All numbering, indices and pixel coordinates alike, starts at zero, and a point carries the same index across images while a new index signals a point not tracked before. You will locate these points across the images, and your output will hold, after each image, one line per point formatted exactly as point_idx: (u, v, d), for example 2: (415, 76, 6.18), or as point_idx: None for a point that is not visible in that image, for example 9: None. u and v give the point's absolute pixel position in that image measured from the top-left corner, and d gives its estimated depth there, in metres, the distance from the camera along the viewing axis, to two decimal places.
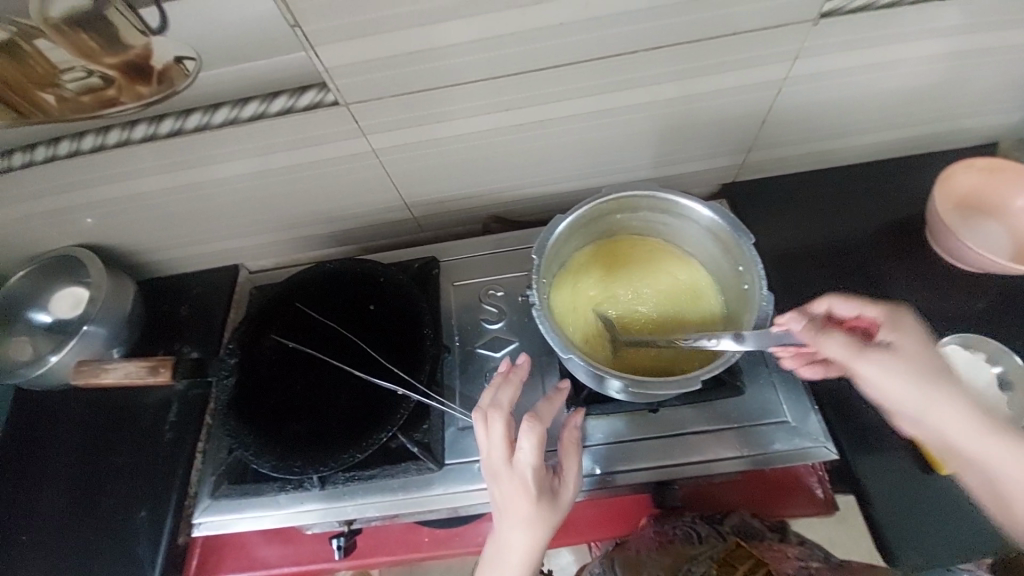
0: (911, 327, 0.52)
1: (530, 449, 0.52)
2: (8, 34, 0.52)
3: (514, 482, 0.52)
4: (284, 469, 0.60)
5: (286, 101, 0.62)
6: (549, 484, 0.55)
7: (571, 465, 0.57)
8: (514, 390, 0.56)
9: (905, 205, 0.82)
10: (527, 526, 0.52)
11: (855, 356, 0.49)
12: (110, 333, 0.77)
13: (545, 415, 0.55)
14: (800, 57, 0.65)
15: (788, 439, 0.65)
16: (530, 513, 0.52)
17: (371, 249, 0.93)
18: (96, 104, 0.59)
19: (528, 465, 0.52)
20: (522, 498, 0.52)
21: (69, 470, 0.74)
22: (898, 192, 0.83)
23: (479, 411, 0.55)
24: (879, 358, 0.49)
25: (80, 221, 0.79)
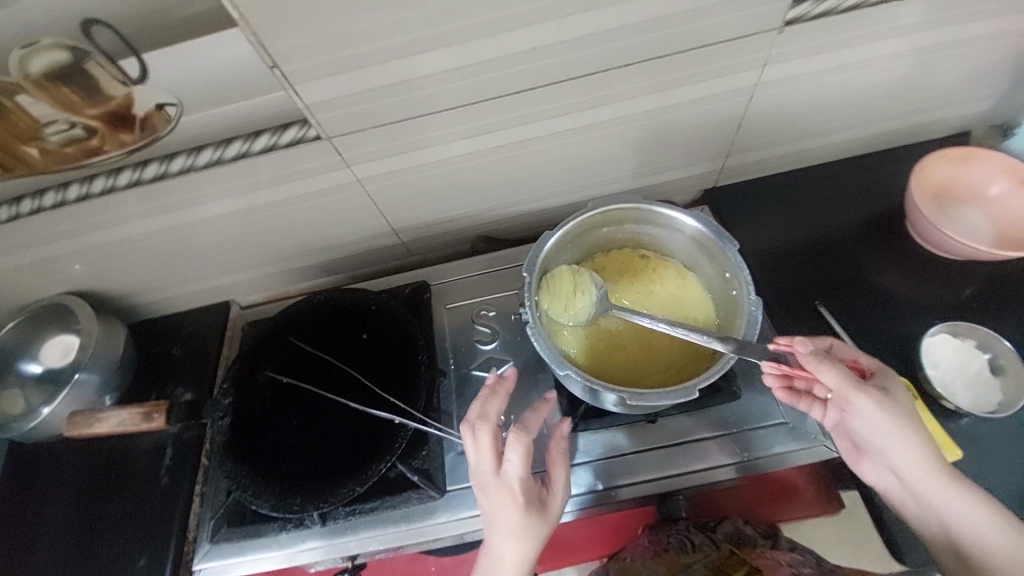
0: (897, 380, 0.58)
1: (517, 460, 0.53)
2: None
3: (502, 494, 0.53)
4: (284, 508, 0.60)
5: (268, 139, 0.63)
6: (537, 494, 0.55)
7: (560, 475, 0.57)
8: (502, 402, 0.56)
9: (884, 199, 0.83)
10: (516, 537, 0.53)
11: (845, 386, 0.54)
12: (103, 379, 0.77)
13: (530, 426, 0.56)
14: (768, 64, 0.67)
15: (788, 441, 0.65)
16: (519, 524, 0.52)
17: (361, 277, 0.93)
18: (80, 154, 0.60)
19: (516, 475, 0.53)
20: (510, 508, 0.53)
21: (64, 523, 0.73)
22: (875, 187, 0.84)
23: (465, 424, 0.55)
24: (872, 397, 0.55)
25: (68, 269, 0.79)
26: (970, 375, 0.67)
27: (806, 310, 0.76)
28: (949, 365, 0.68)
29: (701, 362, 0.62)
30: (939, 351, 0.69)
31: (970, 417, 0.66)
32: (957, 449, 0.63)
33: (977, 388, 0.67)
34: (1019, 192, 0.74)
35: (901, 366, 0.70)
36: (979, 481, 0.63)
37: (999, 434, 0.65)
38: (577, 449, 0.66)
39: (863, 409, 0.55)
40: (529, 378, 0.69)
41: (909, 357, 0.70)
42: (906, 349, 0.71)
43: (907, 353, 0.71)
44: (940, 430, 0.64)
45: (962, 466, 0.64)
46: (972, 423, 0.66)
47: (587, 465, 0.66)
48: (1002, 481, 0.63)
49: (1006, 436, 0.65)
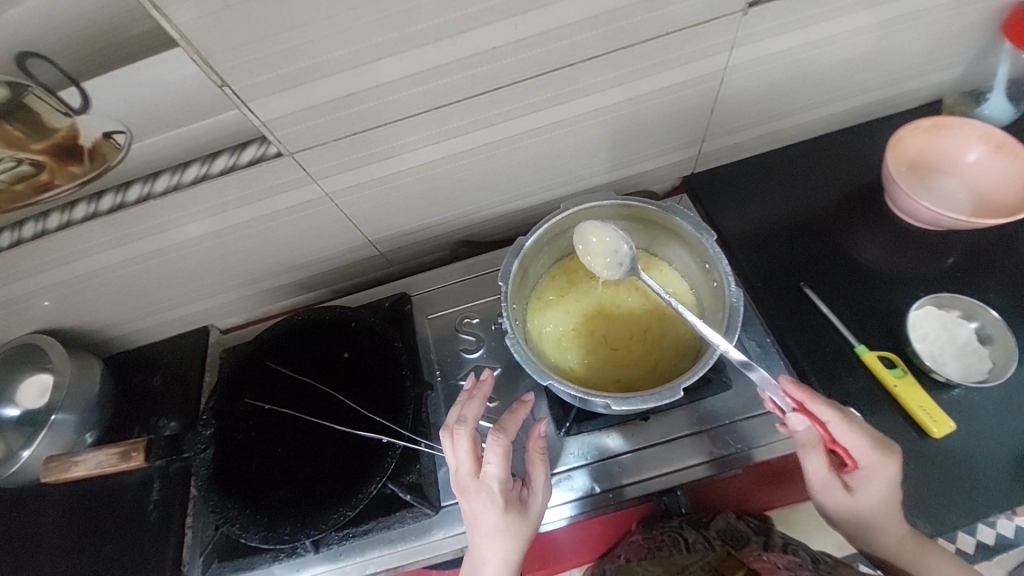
0: (884, 483, 0.55)
1: (496, 464, 0.52)
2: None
3: (478, 502, 0.52)
4: (274, 539, 0.58)
5: (227, 160, 0.60)
6: (518, 494, 0.55)
7: (540, 475, 0.57)
8: (480, 405, 0.54)
9: (861, 174, 0.83)
10: (498, 537, 0.53)
11: (811, 474, 0.57)
12: (81, 418, 0.75)
13: (510, 427, 0.54)
14: (734, 47, 0.66)
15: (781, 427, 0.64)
16: (500, 525, 0.52)
17: (342, 290, 0.92)
18: (31, 191, 0.57)
19: (494, 479, 0.52)
20: (489, 511, 0.52)
21: (51, 569, 0.70)
22: (853, 162, 0.84)
23: (444, 429, 0.53)
24: (835, 488, 0.57)
25: (35, 308, 0.76)
26: (957, 346, 0.67)
27: (792, 293, 0.75)
28: (936, 337, 0.68)
29: (682, 358, 0.61)
30: (926, 325, 0.68)
31: (960, 388, 0.66)
32: (949, 421, 0.63)
33: (965, 358, 0.67)
34: (995, 158, 0.74)
35: (889, 342, 0.70)
36: (974, 451, 0.63)
37: (990, 403, 0.65)
38: (573, 452, 0.66)
39: (822, 492, 0.58)
40: (519, 384, 0.68)
41: (897, 332, 0.70)
42: (893, 324, 0.71)
43: (894, 328, 0.71)
44: (931, 403, 0.65)
45: (955, 437, 0.64)
46: (963, 394, 0.66)
47: (583, 467, 0.65)
48: (997, 449, 0.63)
49: (999, 404, 0.65)
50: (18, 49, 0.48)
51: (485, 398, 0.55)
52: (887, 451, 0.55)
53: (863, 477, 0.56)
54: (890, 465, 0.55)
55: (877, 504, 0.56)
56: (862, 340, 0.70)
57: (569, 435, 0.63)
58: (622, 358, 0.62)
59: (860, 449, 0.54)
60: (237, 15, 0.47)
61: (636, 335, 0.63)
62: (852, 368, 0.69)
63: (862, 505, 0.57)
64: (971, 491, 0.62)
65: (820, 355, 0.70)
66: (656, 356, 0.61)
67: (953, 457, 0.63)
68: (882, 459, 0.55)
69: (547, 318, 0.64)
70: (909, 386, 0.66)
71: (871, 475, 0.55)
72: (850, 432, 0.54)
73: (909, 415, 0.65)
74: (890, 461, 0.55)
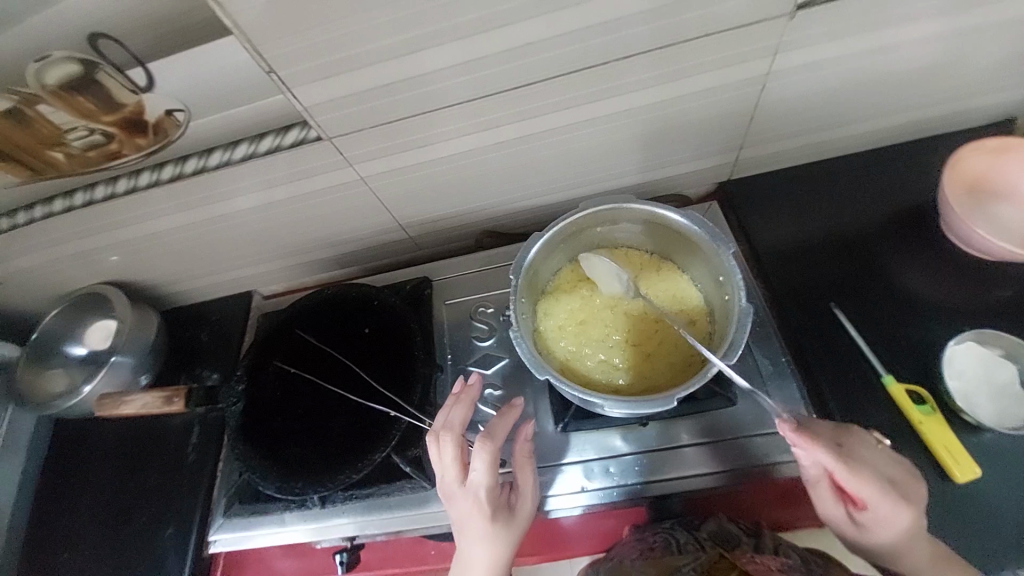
0: (897, 527, 0.53)
1: (482, 470, 0.55)
2: (15, 103, 0.57)
3: (466, 510, 0.56)
4: (288, 490, 0.63)
5: (273, 141, 0.65)
6: (506, 498, 0.59)
7: (526, 477, 0.60)
8: (466, 409, 0.58)
9: (914, 193, 0.77)
10: (486, 542, 0.56)
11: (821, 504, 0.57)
12: (137, 362, 0.83)
13: (497, 433, 0.57)
14: (779, 51, 0.63)
15: (782, 449, 0.63)
16: (487, 530, 0.56)
17: (372, 269, 0.97)
18: (102, 158, 0.64)
19: (479, 486, 0.56)
20: (476, 517, 0.56)
21: (104, 491, 0.80)
22: (907, 181, 0.78)
23: (431, 435, 0.57)
24: (847, 522, 0.56)
25: (104, 261, 0.85)
26: (997, 390, 0.62)
27: (819, 313, 0.72)
28: (974, 375, 0.63)
29: (686, 369, 0.59)
30: (963, 362, 0.64)
31: (993, 432, 0.61)
32: (975, 466, 0.59)
33: (1002, 401, 0.61)
34: None
35: (920, 375, 0.66)
36: (997, 499, 0.59)
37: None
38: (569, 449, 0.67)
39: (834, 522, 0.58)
40: (525, 377, 0.70)
41: (930, 365, 0.66)
42: (927, 357, 0.67)
43: (927, 361, 0.66)
44: (958, 445, 0.60)
45: (981, 483, 0.60)
46: (995, 440, 0.61)
47: (577, 464, 0.66)
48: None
49: None
50: (92, 30, 0.53)
51: (472, 406, 0.59)
52: (888, 490, 0.52)
53: (870, 517, 0.54)
54: (895, 505, 0.52)
55: (881, 537, 0.54)
56: (891, 370, 0.67)
57: (564, 431, 0.65)
58: (618, 360, 0.61)
59: (867, 494, 0.52)
60: (285, 7, 0.50)
61: (638, 340, 0.62)
62: (876, 398, 0.66)
63: (867, 536, 0.55)
64: (990, 542, 0.58)
65: (842, 382, 0.67)
66: (662, 365, 0.60)
67: (974, 503, 0.59)
68: (877, 497, 0.52)
69: (554, 315, 0.64)
70: (935, 423, 0.62)
71: (883, 519, 0.53)
72: (859, 479, 0.52)
73: (931, 455, 0.61)
74: (895, 501, 0.52)
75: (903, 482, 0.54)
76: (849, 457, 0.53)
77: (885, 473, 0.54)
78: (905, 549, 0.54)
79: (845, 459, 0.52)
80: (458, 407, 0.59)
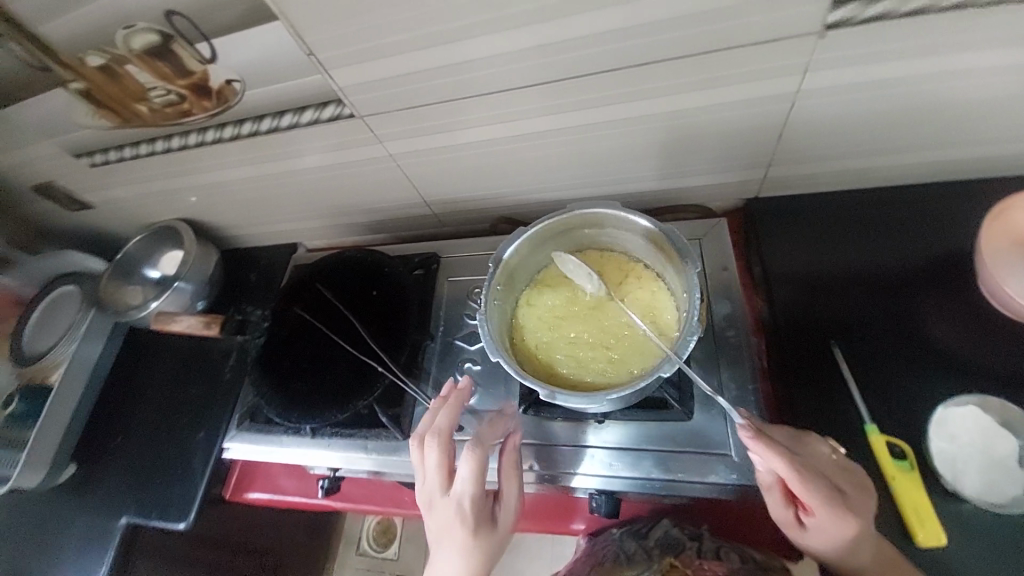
0: (842, 531, 0.52)
1: (466, 478, 0.56)
2: (107, 61, 0.68)
3: (447, 521, 0.55)
4: (285, 417, 0.73)
5: (314, 114, 0.74)
6: (489, 510, 0.57)
7: (511, 489, 0.59)
8: (450, 413, 0.62)
9: (949, 240, 0.71)
10: (466, 556, 0.53)
11: (772, 504, 0.57)
12: (196, 289, 0.98)
13: (483, 440, 0.59)
14: (809, 70, 0.59)
15: (727, 473, 0.61)
16: (466, 543, 0.54)
17: (401, 238, 1.05)
18: (176, 114, 0.76)
19: (463, 494, 0.56)
20: (457, 528, 0.54)
21: (160, 392, 0.98)
22: (945, 225, 0.72)
23: (416, 440, 0.61)
24: (798, 526, 0.56)
25: (179, 201, 1.00)
26: (989, 462, 0.58)
27: (812, 349, 0.70)
28: (967, 441, 0.59)
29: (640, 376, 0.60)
30: (958, 425, 0.60)
31: (972, 503, 0.57)
32: (940, 534, 0.56)
33: (991, 474, 0.58)
34: None
35: (905, 430, 0.63)
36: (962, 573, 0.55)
37: (1009, 536, 0.56)
38: (527, 430, 0.70)
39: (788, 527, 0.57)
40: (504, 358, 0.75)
41: (919, 420, 0.63)
42: (920, 412, 0.63)
43: (919, 417, 0.63)
44: (927, 509, 0.58)
45: (949, 554, 0.56)
46: (975, 512, 0.57)
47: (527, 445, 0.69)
48: None
49: (1018, 536, 0.55)
50: (166, 8, 0.61)
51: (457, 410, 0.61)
52: (834, 500, 0.52)
53: (816, 522, 0.53)
54: (840, 516, 0.52)
55: (828, 543, 0.54)
56: (876, 419, 0.64)
57: (527, 415, 0.69)
58: (577, 356, 0.63)
59: (810, 497, 0.51)
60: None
61: (601, 341, 0.63)
62: (853, 443, 0.64)
63: (815, 542, 0.55)
64: None
65: (820, 421, 0.66)
66: (622, 371, 0.60)
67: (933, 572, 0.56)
68: (821, 503, 0.51)
69: (532, 306, 0.68)
70: (909, 482, 0.59)
71: (829, 524, 0.52)
72: (804, 483, 0.51)
73: (899, 514, 0.59)
74: (841, 510, 0.51)
75: (852, 492, 0.53)
76: (801, 465, 0.52)
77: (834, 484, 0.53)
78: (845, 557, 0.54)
79: (798, 468, 0.51)
80: (443, 413, 0.63)
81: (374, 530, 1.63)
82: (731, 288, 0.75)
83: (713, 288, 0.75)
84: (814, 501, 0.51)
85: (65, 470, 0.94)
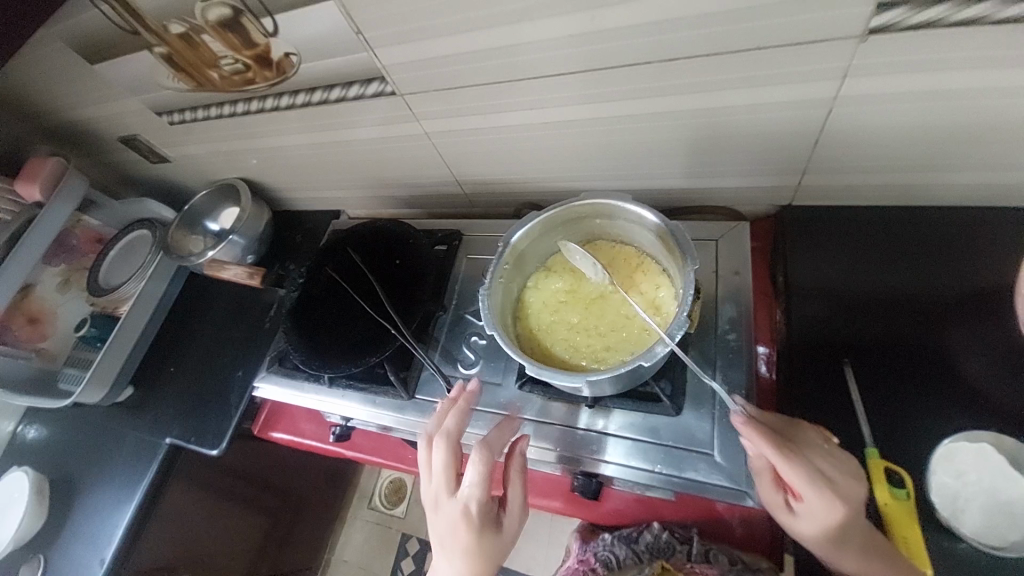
0: (830, 517, 0.52)
1: (473, 482, 0.57)
2: (187, 29, 0.76)
3: (454, 523, 0.56)
4: (307, 364, 0.81)
5: (359, 89, 0.79)
6: (495, 514, 0.58)
7: (516, 495, 0.60)
8: (460, 416, 0.62)
9: (988, 272, 0.67)
10: (469, 559, 0.55)
11: (765, 489, 0.58)
12: (247, 244, 1.08)
13: (493, 446, 0.60)
14: (849, 75, 0.57)
15: (707, 472, 0.63)
16: (472, 546, 0.55)
17: (433, 214, 1.10)
18: (242, 82, 0.84)
19: (469, 498, 0.57)
20: (463, 530, 0.56)
21: (210, 331, 1.10)
22: (987, 255, 0.67)
23: (425, 439, 0.62)
24: (789, 513, 0.56)
25: (240, 162, 1.10)
26: (995, 502, 0.55)
27: (820, 366, 0.69)
28: (975, 481, 0.56)
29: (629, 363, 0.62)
30: (968, 461, 0.57)
31: (969, 543, 0.55)
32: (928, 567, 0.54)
33: (994, 517, 0.55)
34: None
35: (907, 457, 0.61)
36: None
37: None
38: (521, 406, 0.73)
39: (781, 515, 0.57)
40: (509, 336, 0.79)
41: (923, 450, 0.61)
42: (927, 444, 0.61)
43: (923, 447, 0.61)
44: (920, 539, 0.55)
45: None
46: (970, 551, 0.55)
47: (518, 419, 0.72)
48: None
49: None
50: None
51: (465, 413, 0.62)
52: (821, 482, 0.52)
53: (803, 506, 0.54)
54: (826, 501, 0.52)
55: (816, 531, 0.54)
56: (878, 443, 0.63)
57: (522, 389, 0.72)
58: (573, 339, 0.66)
59: (798, 481, 0.52)
60: None
61: (597, 327, 0.65)
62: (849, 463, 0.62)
63: (803, 529, 0.55)
64: None
65: None
66: (613, 358, 0.63)
67: None
68: (808, 486, 0.52)
69: (538, 289, 0.71)
70: (901, 509, 0.57)
71: (814, 508, 0.53)
72: (790, 466, 0.52)
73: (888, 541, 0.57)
74: (828, 496, 0.52)
75: (844, 483, 0.53)
76: (789, 449, 0.53)
77: (824, 471, 0.53)
78: (836, 550, 0.53)
79: (785, 448, 0.52)
80: (452, 414, 0.63)
81: (387, 488, 1.73)
82: (742, 293, 0.74)
83: (726, 292, 0.74)
84: (801, 484, 0.52)
85: (122, 391, 1.07)
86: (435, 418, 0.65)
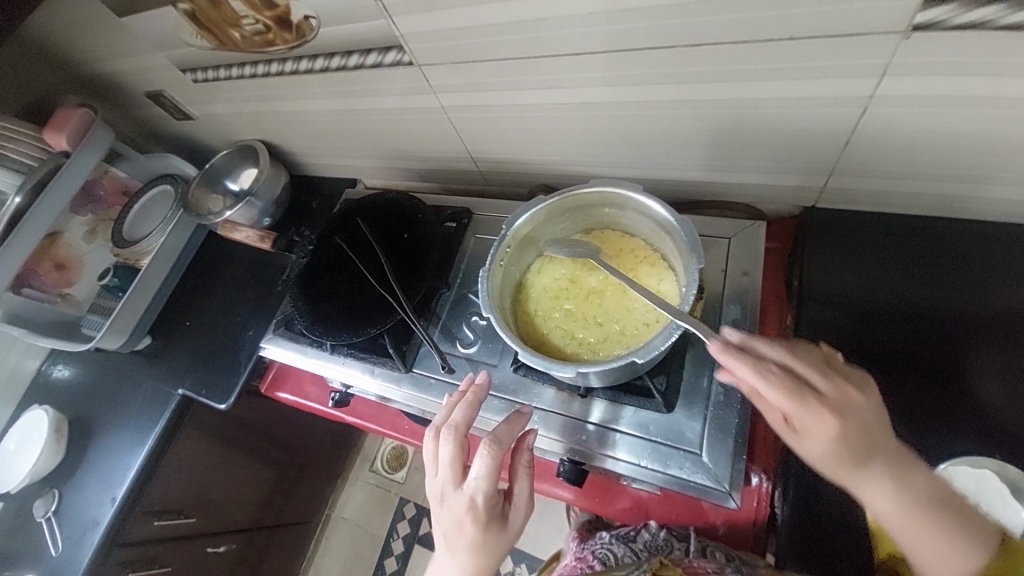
0: (827, 429, 0.48)
1: (480, 475, 0.56)
2: None
3: (460, 516, 0.57)
4: (310, 330, 0.83)
5: (377, 57, 0.78)
6: (500, 509, 0.59)
7: (521, 489, 0.60)
8: (469, 407, 0.61)
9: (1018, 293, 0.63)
10: (473, 550, 0.56)
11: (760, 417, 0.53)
12: (264, 207, 1.09)
13: (503, 440, 0.59)
14: (888, 73, 0.53)
15: (690, 470, 0.63)
16: (477, 539, 0.56)
17: (447, 189, 1.09)
18: (263, 43, 0.83)
19: (476, 491, 0.56)
20: (468, 523, 0.56)
21: (224, 290, 1.13)
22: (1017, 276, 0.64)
23: (431, 430, 0.61)
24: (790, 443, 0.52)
25: (260, 124, 1.10)
26: None
27: None
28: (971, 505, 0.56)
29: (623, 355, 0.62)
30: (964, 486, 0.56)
31: None
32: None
33: None
34: None
35: None
36: None
37: None
38: (516, 390, 0.73)
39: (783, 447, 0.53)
40: None
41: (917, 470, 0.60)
42: None
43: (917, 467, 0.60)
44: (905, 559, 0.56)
45: None
46: None
47: (508, 400, 0.73)
48: None
49: None
50: None
51: (473, 405, 0.62)
52: (811, 398, 0.48)
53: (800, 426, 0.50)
54: (821, 416, 0.48)
55: (820, 455, 0.50)
56: None
57: (517, 373, 0.72)
58: (570, 327, 0.65)
59: (783, 395, 0.49)
60: None
61: (596, 317, 0.65)
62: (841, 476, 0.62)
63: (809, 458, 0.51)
64: None
65: None
66: (608, 350, 0.63)
67: None
68: (797, 402, 0.48)
69: (541, 273, 0.70)
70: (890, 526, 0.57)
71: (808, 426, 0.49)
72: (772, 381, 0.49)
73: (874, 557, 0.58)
74: (819, 409, 0.48)
75: (834, 394, 0.49)
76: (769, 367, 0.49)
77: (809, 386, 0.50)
78: (842, 468, 0.50)
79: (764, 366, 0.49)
80: (461, 405, 0.62)
81: (389, 454, 1.78)
82: (750, 294, 0.72)
83: (734, 292, 0.73)
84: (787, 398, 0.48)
85: (140, 340, 1.12)
86: (443, 411, 0.63)
